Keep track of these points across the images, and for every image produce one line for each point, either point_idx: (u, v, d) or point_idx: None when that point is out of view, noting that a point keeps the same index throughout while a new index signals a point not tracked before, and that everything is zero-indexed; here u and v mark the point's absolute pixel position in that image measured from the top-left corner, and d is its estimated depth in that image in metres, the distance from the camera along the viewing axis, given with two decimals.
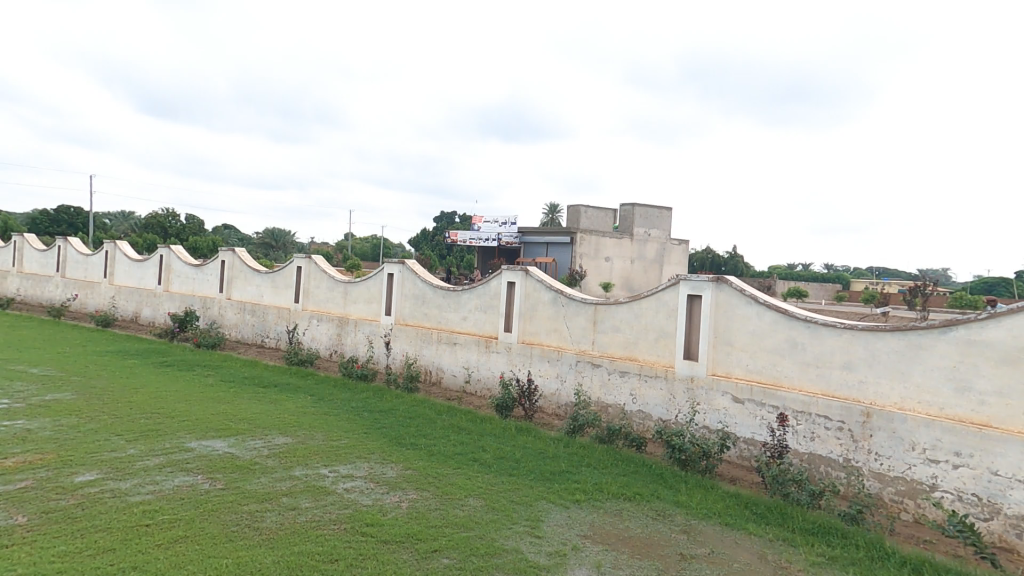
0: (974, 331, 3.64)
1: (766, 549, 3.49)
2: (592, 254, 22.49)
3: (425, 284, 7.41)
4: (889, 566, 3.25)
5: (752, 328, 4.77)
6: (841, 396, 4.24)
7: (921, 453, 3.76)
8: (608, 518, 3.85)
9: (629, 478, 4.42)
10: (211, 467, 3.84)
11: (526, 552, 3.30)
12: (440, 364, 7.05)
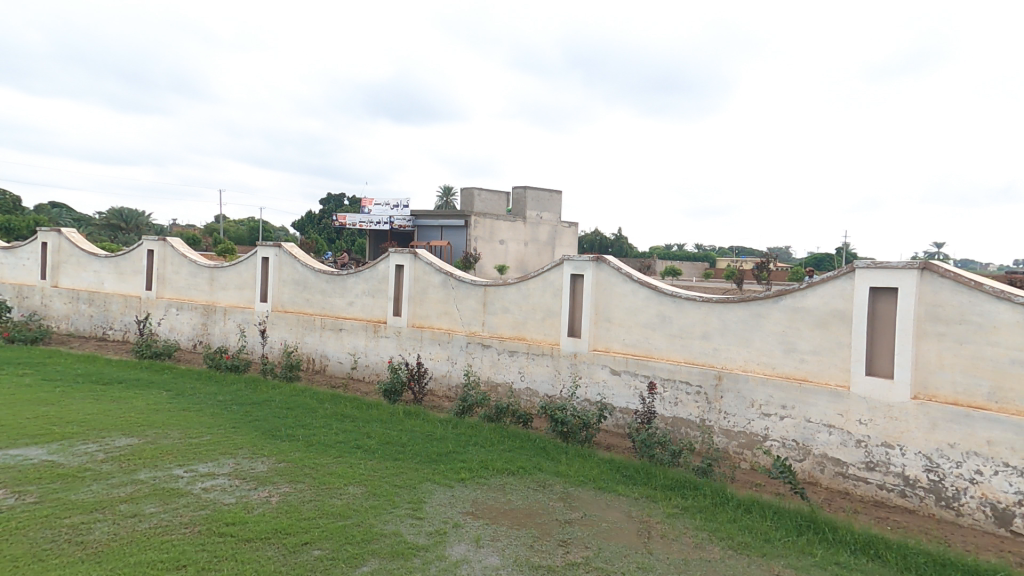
0: (799, 300, 4.21)
1: (632, 507, 3.79)
2: (488, 238, 22.78)
3: (306, 269, 7.01)
4: (727, 510, 3.71)
5: (627, 304, 5.12)
6: (701, 363, 4.70)
7: (758, 408, 4.32)
8: (491, 493, 3.94)
9: (513, 453, 4.56)
10: (21, 479, 3.34)
11: (405, 535, 3.28)
12: (325, 351, 6.77)
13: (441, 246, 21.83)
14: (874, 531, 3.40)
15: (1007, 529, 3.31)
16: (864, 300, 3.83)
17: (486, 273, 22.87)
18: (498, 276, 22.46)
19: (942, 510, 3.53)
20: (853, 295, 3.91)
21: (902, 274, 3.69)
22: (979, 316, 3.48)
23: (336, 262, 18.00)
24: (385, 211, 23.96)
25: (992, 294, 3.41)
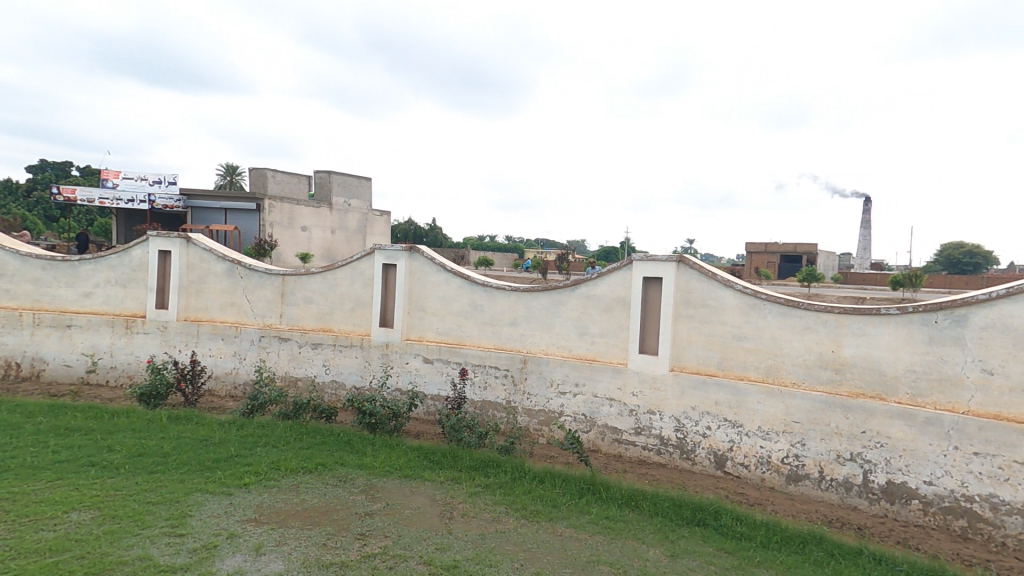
0: (591, 288, 4.68)
1: (437, 491, 3.75)
2: (287, 225, 20.75)
3: (10, 254, 5.83)
4: (524, 482, 3.94)
5: (442, 293, 5.07)
6: (510, 348, 4.91)
7: (555, 387, 4.70)
8: (281, 495, 3.48)
9: (312, 450, 4.13)
10: None
11: (155, 557, 2.68)
12: (43, 352, 5.63)
13: (224, 231, 18.93)
14: (636, 485, 4.19)
15: (721, 470, 4.46)
16: (639, 288, 4.46)
17: (285, 263, 21.04)
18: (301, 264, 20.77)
19: (683, 460, 4.50)
20: (631, 284, 4.52)
21: (664, 266, 4.42)
22: (713, 301, 4.53)
23: (62, 243, 14.02)
24: (135, 186, 19.58)
25: (721, 283, 4.47)
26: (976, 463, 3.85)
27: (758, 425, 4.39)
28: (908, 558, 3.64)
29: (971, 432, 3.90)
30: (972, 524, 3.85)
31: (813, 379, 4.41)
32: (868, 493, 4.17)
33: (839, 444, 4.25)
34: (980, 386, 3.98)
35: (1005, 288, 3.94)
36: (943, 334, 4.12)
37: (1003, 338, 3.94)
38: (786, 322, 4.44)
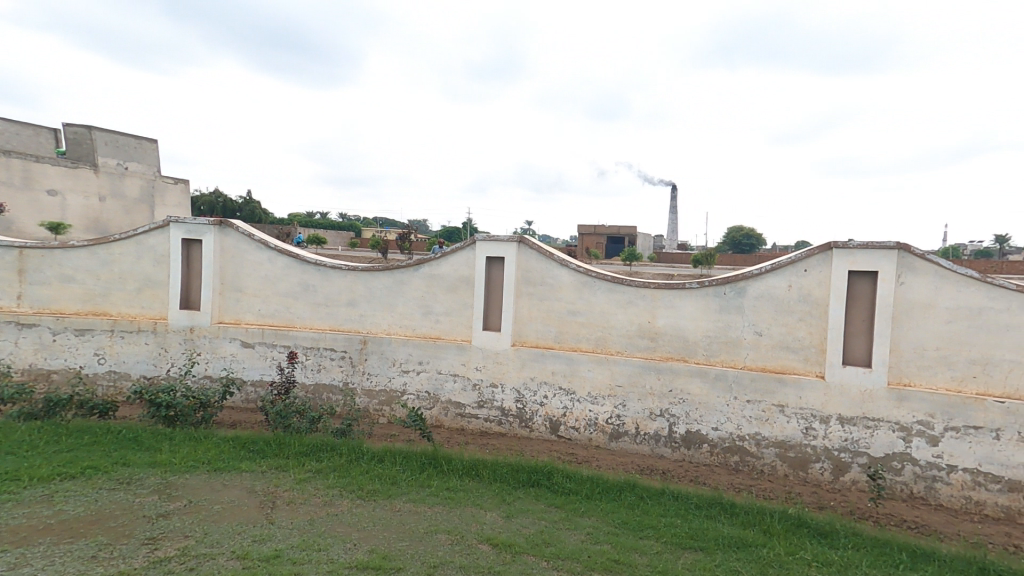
0: (435, 269, 4.87)
1: (256, 482, 3.59)
2: (23, 186, 17.25)
3: None
4: (362, 463, 3.97)
5: (263, 274, 5.21)
6: (349, 329, 5.05)
7: (398, 366, 4.88)
8: (28, 510, 3.05)
9: (79, 454, 3.76)
10: None
11: None
12: None
13: None
14: (476, 456, 4.42)
15: (555, 433, 4.89)
16: (482, 268, 4.74)
17: (23, 234, 17.41)
18: (50, 233, 17.43)
19: (521, 428, 4.86)
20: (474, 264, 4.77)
21: (507, 247, 4.76)
22: (549, 279, 4.88)
23: None
24: None
25: (556, 262, 4.84)
26: (747, 409, 4.87)
27: (588, 391, 4.89)
28: (697, 492, 4.49)
29: (745, 383, 4.89)
30: (742, 457, 4.86)
31: (634, 347, 5.01)
32: (672, 442, 4.92)
33: (652, 402, 4.92)
34: (753, 345, 4.96)
35: (769, 264, 4.95)
36: (729, 304, 5.01)
37: (769, 306, 4.94)
38: (613, 297, 4.97)
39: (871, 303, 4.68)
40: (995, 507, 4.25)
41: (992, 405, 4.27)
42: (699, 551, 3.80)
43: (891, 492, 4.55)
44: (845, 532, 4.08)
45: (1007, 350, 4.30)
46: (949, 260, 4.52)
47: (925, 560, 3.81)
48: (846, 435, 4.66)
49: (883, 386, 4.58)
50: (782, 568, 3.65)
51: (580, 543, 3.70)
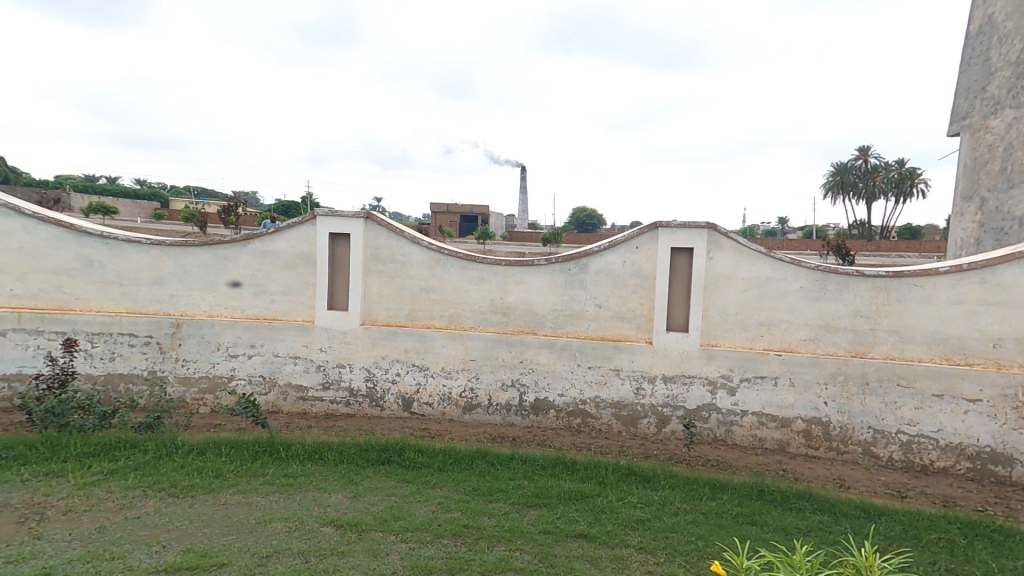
0: (267, 244, 4.85)
1: (13, 494, 3.24)
2: None
3: None
4: (172, 459, 3.80)
5: (19, 245, 4.78)
6: (150, 311, 4.90)
7: (224, 351, 4.86)
8: None
9: None
10: None
11: None
12: None
13: None
14: (321, 440, 4.32)
15: (409, 410, 4.95)
16: (325, 244, 4.79)
17: None
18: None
19: (371, 407, 4.90)
20: (316, 239, 4.79)
21: (352, 223, 4.75)
22: (401, 256, 4.89)
23: None
24: None
25: (407, 239, 4.87)
26: (589, 374, 5.33)
27: (442, 366, 5.00)
28: (542, 454, 4.83)
29: (587, 351, 5.33)
30: (583, 419, 5.33)
31: (487, 323, 5.18)
32: (522, 410, 5.22)
33: (504, 374, 5.16)
34: (594, 316, 5.41)
35: (607, 242, 5.42)
36: (573, 279, 5.39)
37: (607, 280, 5.41)
38: (466, 274, 5.08)
39: (688, 275, 5.37)
40: (773, 440, 5.20)
41: (773, 358, 5.19)
42: (543, 507, 4.10)
43: (701, 437, 5.34)
44: (664, 475, 4.71)
45: (784, 312, 5.23)
46: (745, 239, 5.39)
47: (721, 490, 4.57)
48: (667, 391, 5.33)
49: (697, 347, 5.31)
50: (613, 513, 4.11)
51: (430, 513, 3.78)
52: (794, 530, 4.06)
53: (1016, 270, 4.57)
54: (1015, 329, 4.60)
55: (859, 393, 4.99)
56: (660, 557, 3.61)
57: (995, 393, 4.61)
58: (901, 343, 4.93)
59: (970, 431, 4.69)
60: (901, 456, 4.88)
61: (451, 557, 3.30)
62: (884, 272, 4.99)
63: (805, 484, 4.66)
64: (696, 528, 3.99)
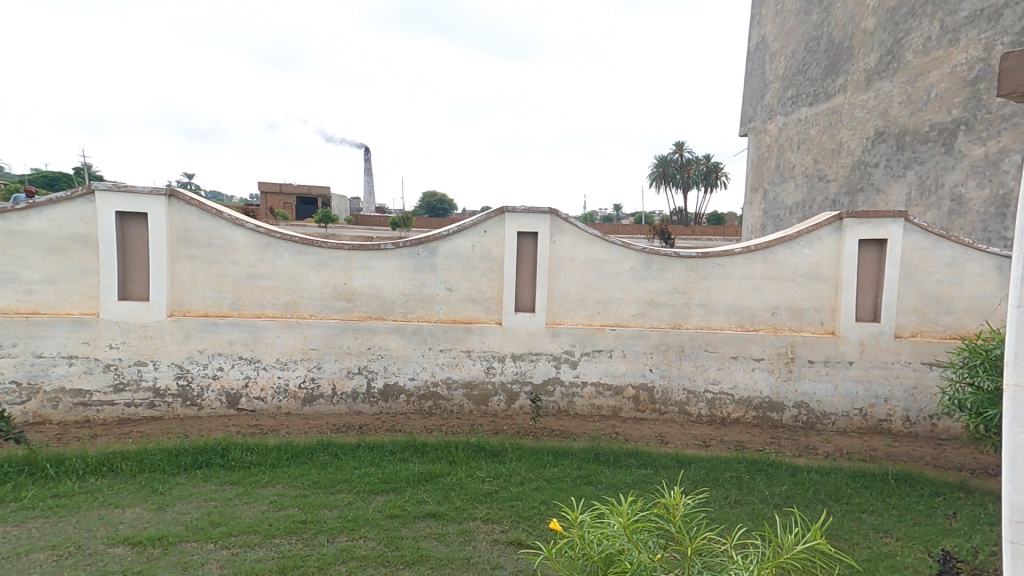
0: (19, 224, 4.37)
1: None
2: None
3: None
4: None
5: None
6: None
7: None
8: None
9: None
10: None
11: None
12: None
13: None
14: (111, 450, 4.02)
15: (235, 407, 4.86)
16: (111, 223, 4.46)
17: None
18: None
19: (186, 408, 4.77)
20: (98, 219, 4.45)
21: (149, 201, 4.53)
22: (223, 239, 4.75)
23: None
24: None
25: (230, 221, 4.75)
26: (440, 356, 5.36)
27: (276, 357, 4.90)
28: (391, 440, 4.77)
29: (438, 335, 5.35)
30: (435, 401, 5.38)
31: (329, 310, 5.04)
32: (370, 397, 5.15)
33: (349, 361, 5.05)
34: (445, 300, 5.43)
35: (457, 226, 5.41)
36: (423, 263, 5.33)
37: (457, 264, 5.43)
38: (303, 259, 4.95)
39: (534, 258, 5.64)
40: (608, 407, 5.74)
41: (608, 333, 5.69)
42: (390, 492, 4.06)
43: (547, 409, 5.70)
44: (511, 449, 4.94)
45: (618, 291, 5.75)
46: (583, 223, 5.80)
47: (562, 456, 4.93)
48: (516, 368, 5.59)
49: (542, 326, 5.63)
50: (461, 489, 4.22)
51: (259, 514, 3.53)
52: (623, 485, 4.53)
53: (788, 250, 5.53)
54: (788, 299, 5.58)
55: (676, 359, 5.70)
56: (505, 525, 3.78)
57: (773, 352, 5.57)
58: (708, 314, 5.71)
59: (757, 385, 5.62)
60: (707, 411, 5.70)
61: (283, 556, 3.13)
62: (695, 253, 5.72)
63: (632, 444, 5.22)
64: (539, 493, 4.26)
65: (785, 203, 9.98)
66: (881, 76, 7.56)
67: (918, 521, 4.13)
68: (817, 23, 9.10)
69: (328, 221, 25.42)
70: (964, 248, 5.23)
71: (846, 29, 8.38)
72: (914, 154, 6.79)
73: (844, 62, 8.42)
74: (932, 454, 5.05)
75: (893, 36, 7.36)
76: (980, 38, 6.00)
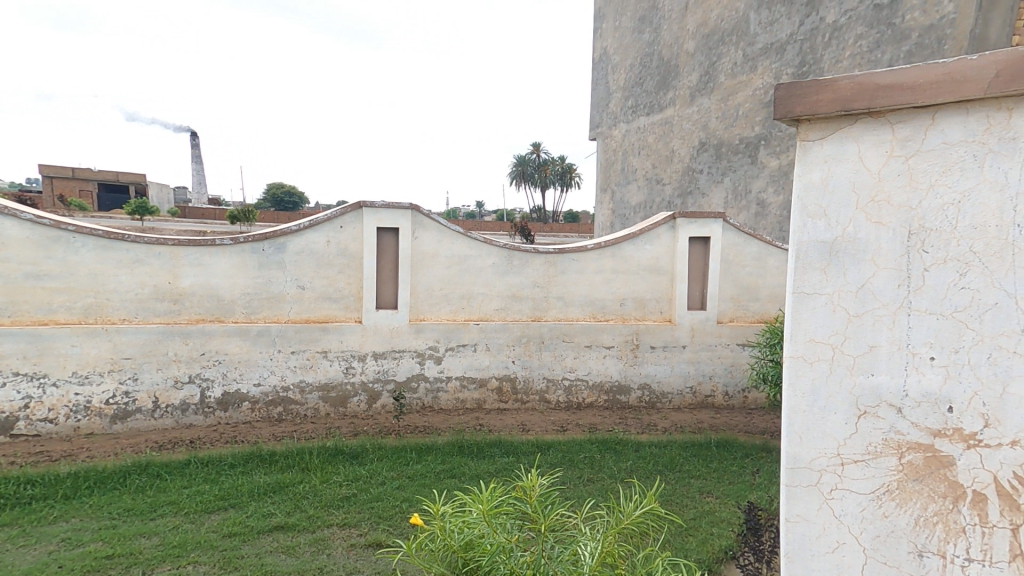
0: None
1: None
2: None
3: None
4: None
5: None
6: None
7: None
8: None
9: None
10: None
11: None
12: None
13: None
14: None
15: (7, 434, 4.19)
16: None
17: None
18: None
19: None
20: None
21: None
22: None
23: None
24: None
25: None
26: (291, 359, 5.04)
27: (73, 370, 4.33)
28: (231, 452, 4.36)
29: (290, 336, 5.02)
30: (285, 407, 5.06)
31: (148, 313, 4.55)
32: (204, 408, 4.75)
33: (177, 370, 4.63)
34: (297, 299, 5.09)
35: (308, 221, 5.06)
36: (270, 260, 4.94)
37: (310, 260, 5.10)
38: (110, 256, 4.41)
39: (395, 253, 5.47)
40: (472, 400, 5.84)
41: (472, 327, 5.78)
42: (229, 509, 3.67)
43: (410, 406, 5.63)
44: (372, 449, 4.77)
45: (481, 286, 5.85)
46: (445, 220, 5.80)
47: (426, 452, 4.88)
48: (377, 367, 5.44)
49: (406, 323, 5.53)
50: (315, 497, 3.96)
51: (41, 557, 3.00)
52: (485, 474, 4.61)
53: (633, 246, 6.07)
54: (633, 291, 6.14)
55: (537, 350, 5.98)
56: (363, 528, 3.63)
57: (621, 340, 6.10)
58: (566, 307, 6.07)
59: (608, 371, 6.12)
60: (564, 397, 6.08)
61: None
62: (553, 249, 6.02)
63: (496, 434, 5.36)
64: (401, 491, 4.16)
65: (630, 203, 10.95)
66: (702, 94, 8.67)
67: (732, 480, 4.82)
68: (649, 42, 10.14)
69: (138, 209, 21.38)
70: (765, 245, 6.20)
71: (672, 48, 9.44)
72: (729, 164, 7.86)
73: (673, 79, 9.47)
74: (744, 422, 5.92)
75: (709, 59, 8.48)
76: (771, 67, 7.29)
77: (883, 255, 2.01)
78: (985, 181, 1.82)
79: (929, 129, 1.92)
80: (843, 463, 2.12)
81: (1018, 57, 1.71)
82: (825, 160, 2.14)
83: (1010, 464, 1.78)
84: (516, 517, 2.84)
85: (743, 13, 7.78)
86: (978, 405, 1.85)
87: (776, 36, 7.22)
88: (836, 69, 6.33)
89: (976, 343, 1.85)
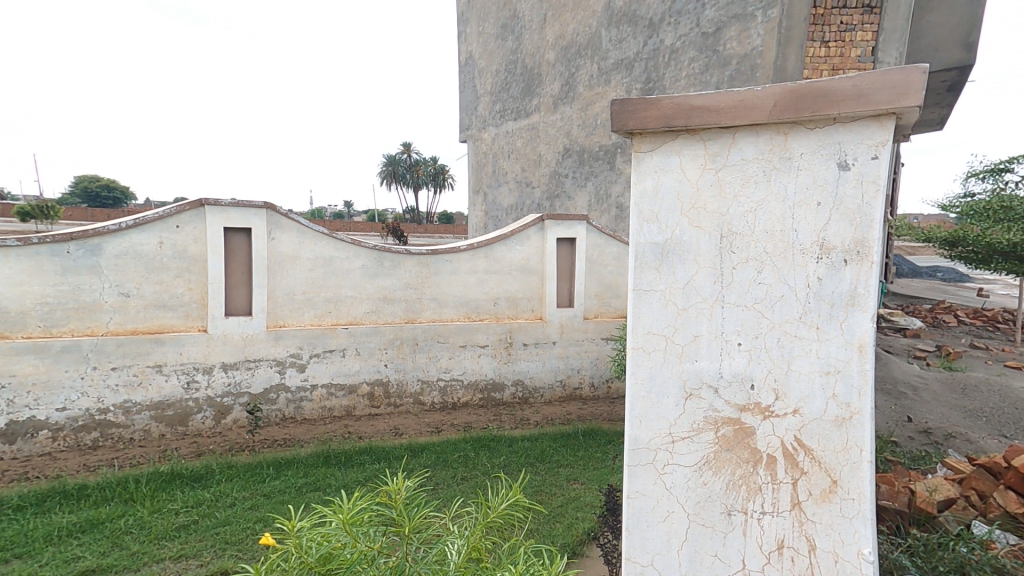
0: None
1: None
2: None
3: None
4: None
5: None
6: None
7: None
8: None
9: None
10: None
11: None
12: None
13: None
14: None
15: None
16: None
17: None
18: None
19: None
20: None
21: None
22: None
23: None
24: None
25: None
26: (112, 376, 4.46)
27: None
28: (20, 491, 3.73)
29: (108, 350, 4.43)
30: (103, 431, 4.46)
31: None
32: None
33: None
34: (119, 308, 4.50)
35: (132, 219, 4.47)
36: (78, 265, 4.31)
37: (135, 264, 4.53)
38: None
39: (248, 256, 5.05)
40: (341, 407, 5.60)
41: (340, 331, 5.53)
42: (13, 560, 3.11)
43: (268, 419, 5.23)
44: (220, 469, 4.35)
45: (349, 289, 5.61)
46: (307, 219, 5.46)
47: (286, 467, 4.56)
48: (228, 380, 4.98)
49: (262, 330, 5.12)
50: (141, 531, 3.50)
51: None
52: (354, 483, 4.42)
53: (503, 247, 6.25)
54: (506, 291, 6.33)
55: (411, 352, 5.90)
56: (205, 557, 3.29)
57: (495, 338, 6.25)
58: (440, 308, 6.06)
59: (482, 369, 6.23)
60: (440, 398, 6.07)
61: None
62: (426, 250, 5.97)
63: (367, 441, 5.18)
64: (254, 511, 3.84)
65: (502, 205, 11.26)
66: (563, 102, 9.19)
67: (597, 466, 5.18)
68: (512, 50, 10.50)
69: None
70: (625, 245, 6.76)
71: (534, 58, 9.88)
72: (591, 169, 8.44)
73: (536, 87, 9.91)
74: (608, 411, 6.40)
75: (568, 70, 9.01)
76: (622, 82, 7.95)
77: (702, 256, 2.27)
78: (772, 193, 2.14)
79: (731, 147, 2.20)
80: (674, 440, 2.31)
81: (788, 90, 2.04)
82: (655, 170, 2.34)
83: (792, 429, 2.13)
84: (380, 523, 2.53)
85: (595, 30, 8.39)
86: (771, 381, 2.17)
87: (624, 53, 7.89)
88: (675, 87, 7.10)
89: (769, 329, 2.17)
